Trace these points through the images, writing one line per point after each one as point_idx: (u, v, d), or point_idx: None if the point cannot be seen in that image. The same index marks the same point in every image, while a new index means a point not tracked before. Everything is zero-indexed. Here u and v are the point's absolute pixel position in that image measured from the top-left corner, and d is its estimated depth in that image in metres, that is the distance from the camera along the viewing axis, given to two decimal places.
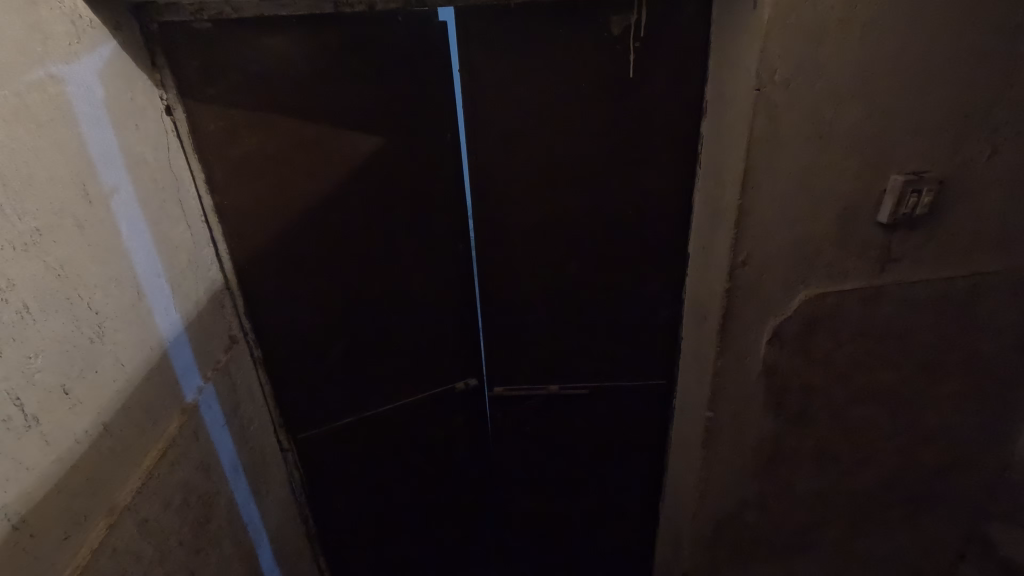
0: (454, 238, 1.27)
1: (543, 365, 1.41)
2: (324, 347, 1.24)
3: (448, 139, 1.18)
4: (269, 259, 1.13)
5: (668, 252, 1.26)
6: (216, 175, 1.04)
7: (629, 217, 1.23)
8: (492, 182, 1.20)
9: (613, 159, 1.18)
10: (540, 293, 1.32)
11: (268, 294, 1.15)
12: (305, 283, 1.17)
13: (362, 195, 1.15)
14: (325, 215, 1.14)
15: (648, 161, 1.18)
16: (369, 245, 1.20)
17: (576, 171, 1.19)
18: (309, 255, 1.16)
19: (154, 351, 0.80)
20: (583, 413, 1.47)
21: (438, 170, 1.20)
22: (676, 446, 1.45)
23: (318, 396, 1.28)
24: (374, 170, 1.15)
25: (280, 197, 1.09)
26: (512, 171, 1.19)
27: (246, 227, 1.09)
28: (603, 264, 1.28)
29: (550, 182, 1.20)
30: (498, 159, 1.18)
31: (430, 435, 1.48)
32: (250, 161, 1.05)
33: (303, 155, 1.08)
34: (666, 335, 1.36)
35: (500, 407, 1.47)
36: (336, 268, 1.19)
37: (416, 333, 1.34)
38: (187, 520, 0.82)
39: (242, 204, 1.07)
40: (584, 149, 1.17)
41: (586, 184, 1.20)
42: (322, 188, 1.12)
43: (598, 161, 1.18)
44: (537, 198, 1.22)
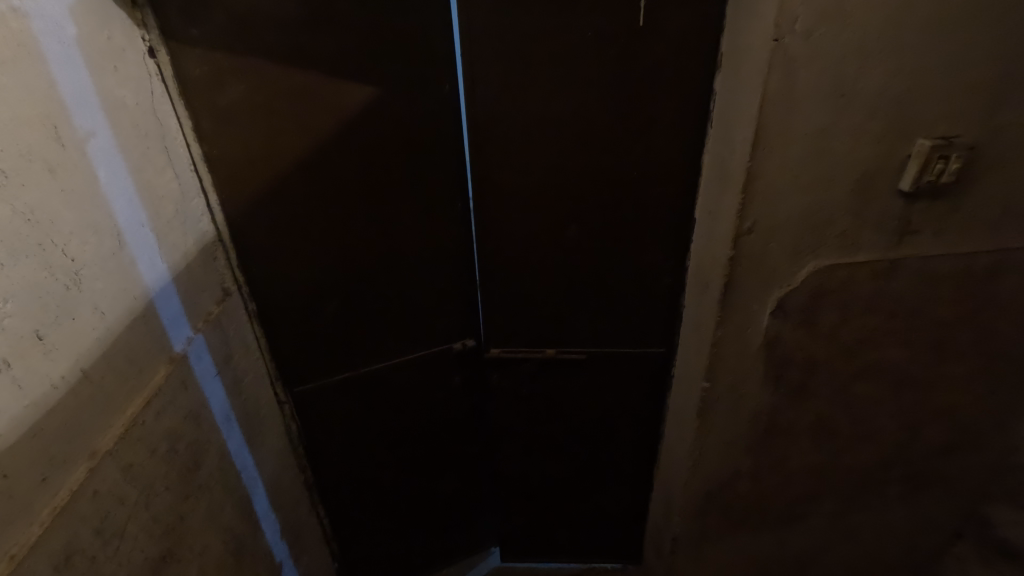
0: (452, 196, 1.24)
1: (541, 328, 1.39)
2: (318, 302, 1.24)
3: (446, 92, 1.12)
4: (261, 212, 1.11)
5: (673, 216, 1.21)
6: (203, 123, 1.01)
7: (634, 178, 1.18)
8: (491, 138, 1.16)
9: (618, 116, 1.12)
10: (539, 256, 1.29)
11: (261, 247, 1.14)
12: (298, 237, 1.16)
13: (355, 147, 1.12)
14: (317, 168, 1.11)
15: (655, 118, 1.11)
16: (365, 200, 1.18)
17: (580, 128, 1.13)
18: (302, 209, 1.14)
19: (138, 301, 0.80)
20: (580, 378, 1.46)
21: (435, 123, 1.15)
22: (673, 414, 1.44)
23: (314, 351, 1.29)
24: (369, 122, 1.11)
25: (270, 147, 1.06)
26: (513, 127, 1.14)
27: (236, 178, 1.06)
28: (604, 227, 1.24)
29: (552, 138, 1.15)
30: (497, 112, 1.13)
31: (427, 393, 1.49)
32: (238, 108, 1.01)
33: (292, 103, 1.04)
34: (668, 302, 1.32)
35: (496, 369, 1.47)
36: (330, 222, 1.17)
37: (412, 291, 1.33)
38: (175, 466, 0.84)
39: (231, 154, 1.04)
40: (588, 104, 1.11)
41: (590, 143, 1.15)
42: (313, 139, 1.08)
43: (602, 118, 1.12)
44: (538, 155, 1.17)
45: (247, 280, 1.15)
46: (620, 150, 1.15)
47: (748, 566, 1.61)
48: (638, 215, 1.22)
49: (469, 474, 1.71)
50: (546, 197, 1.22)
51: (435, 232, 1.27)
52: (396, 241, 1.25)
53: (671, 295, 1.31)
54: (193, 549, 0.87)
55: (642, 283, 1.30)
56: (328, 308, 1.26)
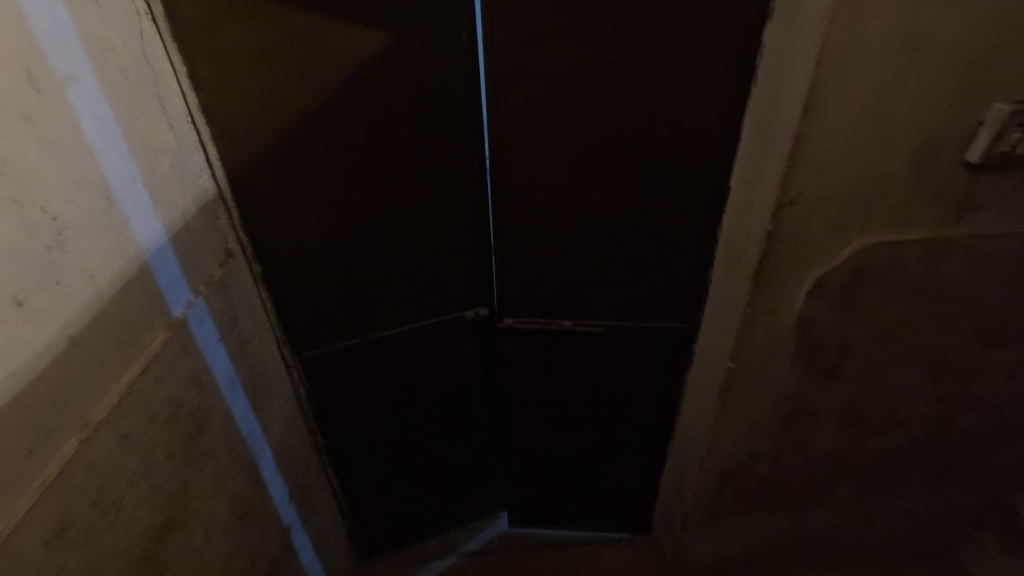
0: (467, 155, 1.16)
1: (558, 298, 1.33)
2: (326, 265, 1.19)
3: (462, 40, 1.02)
4: (265, 168, 1.05)
5: (705, 183, 1.12)
6: (199, 69, 0.93)
7: (665, 140, 1.08)
8: (511, 92, 1.06)
9: (653, 70, 1.01)
10: (558, 222, 1.22)
11: (265, 205, 1.08)
12: (304, 196, 1.10)
13: (364, 99, 1.04)
14: (324, 122, 1.04)
15: (694, 73, 1.01)
16: (374, 158, 1.11)
17: (609, 83, 1.03)
18: (308, 166, 1.07)
19: (131, 264, 0.75)
20: (596, 351, 1.40)
21: (451, 74, 1.06)
22: (691, 391, 1.39)
23: (322, 315, 1.25)
24: (378, 72, 1.02)
25: (272, 98, 0.99)
26: (535, 80, 1.05)
27: (237, 131, 1.00)
28: (630, 194, 1.15)
29: (577, 94, 1.05)
30: (519, 64, 1.03)
31: (438, 360, 1.45)
32: (237, 54, 0.93)
33: (296, 49, 0.96)
34: (694, 276, 1.24)
35: (510, 340, 1.42)
36: (338, 182, 1.11)
37: (424, 256, 1.27)
38: (177, 434, 0.82)
39: (232, 105, 0.97)
40: (620, 56, 1.00)
41: (619, 100, 1.05)
42: (319, 90, 1.00)
43: (635, 72, 1.02)
44: (561, 113, 1.08)
45: (251, 240, 1.10)
46: (652, 108, 1.05)
47: (759, 543, 1.60)
48: (667, 181, 1.13)
49: (478, 440, 1.69)
50: (568, 159, 1.13)
51: (448, 194, 1.20)
52: (407, 203, 1.18)
53: (697, 268, 1.23)
54: (197, 515, 0.86)
55: (667, 255, 1.22)
56: (336, 272, 1.21)
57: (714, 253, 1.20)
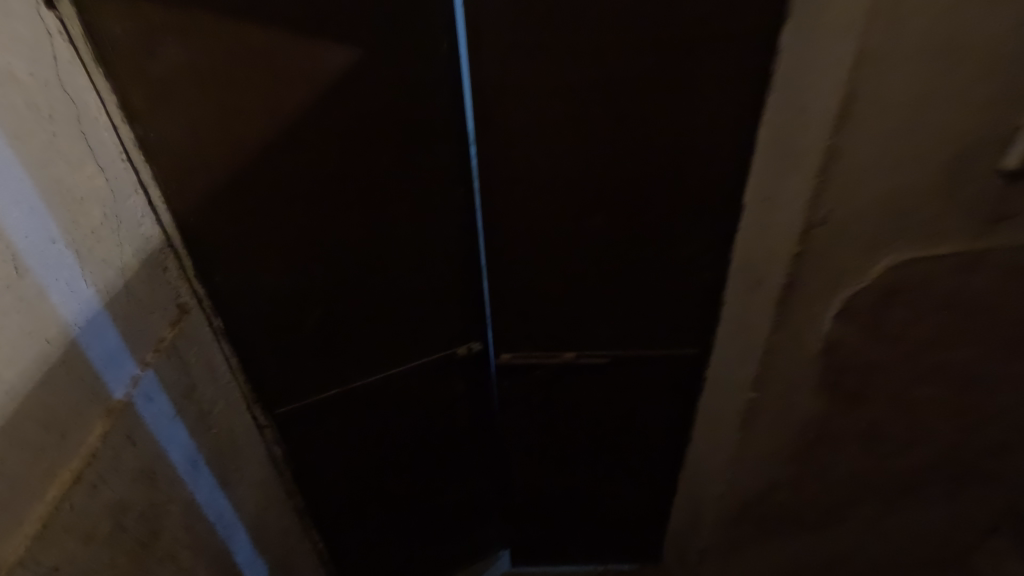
0: (452, 181, 1.04)
1: (558, 330, 1.22)
2: (298, 311, 1.05)
3: (443, 54, 0.90)
4: (219, 208, 0.90)
5: (716, 200, 1.02)
6: (131, 97, 0.78)
7: (671, 156, 0.98)
8: (499, 110, 0.95)
9: (656, 81, 0.91)
10: (556, 249, 1.11)
11: (222, 250, 0.93)
12: (269, 237, 0.96)
13: (333, 124, 0.91)
14: (287, 151, 0.90)
15: (702, 83, 0.91)
16: (348, 189, 0.97)
17: (608, 97, 0.93)
18: (270, 203, 0.93)
19: (51, 347, 0.61)
20: (601, 383, 1.30)
21: (430, 93, 0.94)
22: (705, 419, 1.30)
23: (297, 366, 1.11)
24: (347, 93, 0.89)
25: (223, 127, 0.84)
26: (526, 96, 0.93)
27: (184, 167, 0.85)
28: (634, 215, 1.05)
29: (574, 109, 0.94)
30: (507, 79, 0.92)
31: (428, 403, 1.32)
32: (177, 78, 0.79)
33: (247, 70, 0.82)
34: (704, 298, 1.15)
35: (507, 376, 1.29)
36: (307, 218, 0.97)
37: (409, 292, 1.14)
38: (122, 545, 0.68)
39: (174, 137, 0.82)
40: (620, 66, 0.90)
41: (620, 114, 0.95)
42: (278, 115, 0.87)
43: (637, 83, 0.91)
44: (557, 130, 0.97)
45: (209, 291, 0.95)
46: (656, 123, 0.95)
47: (778, 569, 1.52)
48: (674, 200, 1.03)
49: (475, 482, 1.56)
50: (566, 180, 1.02)
51: (432, 223, 1.08)
52: (388, 237, 1.05)
53: (707, 290, 1.14)
54: None
55: (677, 278, 1.13)
56: (309, 318, 1.07)
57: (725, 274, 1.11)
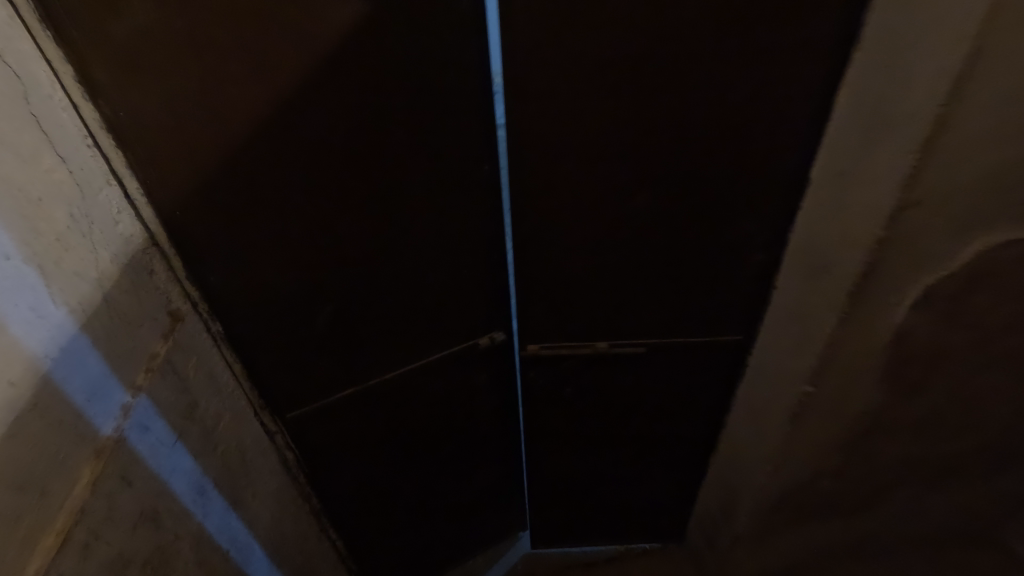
0: (476, 158, 0.92)
1: (592, 320, 1.11)
2: (307, 310, 0.94)
3: (467, 9, 0.77)
4: (213, 199, 0.77)
5: (778, 176, 0.90)
6: (100, 66, 0.65)
7: (729, 126, 0.86)
8: (533, 74, 0.82)
9: (719, 37, 0.78)
10: (592, 231, 0.99)
11: (218, 247, 0.81)
12: (269, 228, 0.83)
13: (341, 95, 0.78)
14: (290, 130, 0.77)
15: (774, 39, 0.78)
16: (358, 170, 0.85)
17: (660, 56, 0.80)
18: (272, 190, 0.81)
19: (17, 391, 0.50)
20: (635, 373, 1.21)
21: (451, 56, 0.80)
22: (745, 407, 1.22)
23: (309, 366, 1.01)
24: (358, 57, 0.76)
25: (212, 102, 0.71)
26: (565, 57, 0.80)
27: (169, 150, 0.72)
28: (680, 192, 0.94)
29: (619, 71, 0.82)
30: (544, 36, 0.79)
31: (448, 397, 1.23)
32: (154, 43, 0.66)
33: (240, 32, 0.69)
34: (754, 284, 1.04)
35: (534, 369, 1.20)
36: (314, 206, 0.85)
37: (428, 282, 1.03)
38: None
39: (154, 115, 0.69)
40: (678, 19, 0.77)
41: (673, 76, 0.82)
42: (277, 87, 0.74)
43: (697, 40, 0.78)
44: (598, 97, 0.84)
45: (206, 292, 0.83)
46: (711, 86, 0.83)
47: (810, 551, 1.48)
48: (729, 176, 0.91)
49: (496, 471, 1.50)
50: (605, 153, 0.90)
51: (454, 206, 0.96)
52: (404, 223, 0.94)
53: (757, 275, 1.03)
54: None
55: (723, 261, 1.02)
56: (320, 316, 0.96)
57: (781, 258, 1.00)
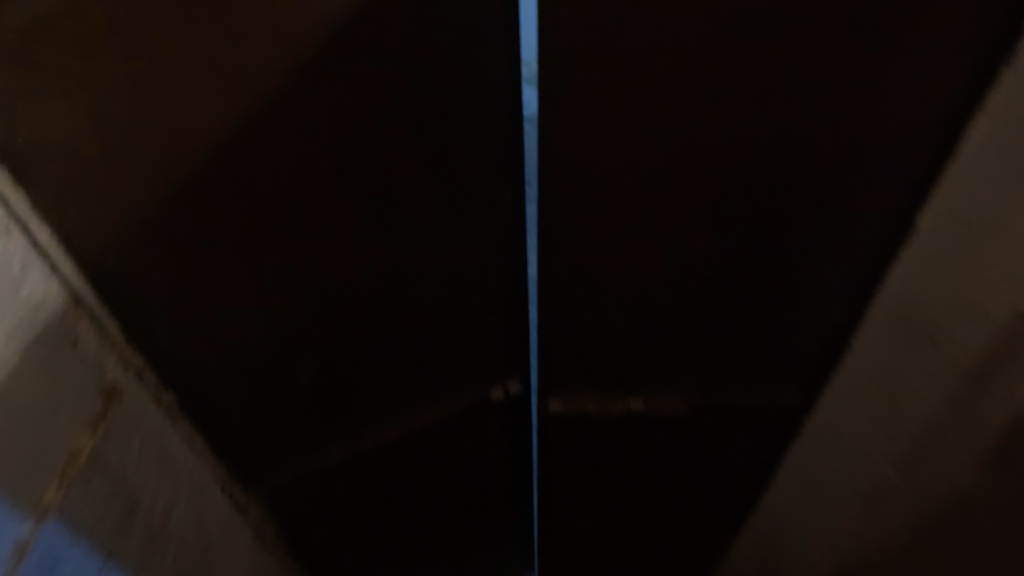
0: (500, 183, 0.74)
1: (628, 372, 0.94)
2: (287, 365, 0.78)
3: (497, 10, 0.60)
4: (167, 236, 0.61)
5: (870, 217, 0.73)
6: (6, 69, 0.49)
7: (816, 153, 0.69)
8: (579, 86, 0.65)
9: (818, 42, 0.61)
10: (634, 274, 0.83)
11: (175, 294, 0.64)
12: (243, 272, 0.68)
13: (333, 105, 0.61)
14: (268, 148, 0.61)
15: (886, 47, 0.61)
16: (352, 198, 0.68)
17: (742, 67, 0.63)
18: (243, 222, 0.65)
19: None
20: (674, 435, 1.03)
21: (474, 69, 0.64)
22: (797, 476, 1.05)
23: (291, 431, 0.84)
24: (355, 56, 0.59)
25: (164, 116, 0.55)
26: (620, 65, 0.63)
27: (108, 173, 0.56)
28: (747, 231, 0.77)
29: (688, 85, 0.65)
30: (595, 39, 0.61)
31: (454, 460, 1.05)
32: (78, 51, 0.50)
33: (207, 32, 0.53)
34: (819, 337, 0.88)
35: (556, 428, 1.02)
36: (296, 239, 0.69)
37: (435, 331, 0.87)
38: None
39: (81, 139, 0.54)
40: (771, 19, 0.60)
41: (755, 93, 0.65)
42: (250, 94, 0.57)
43: (790, 47, 0.61)
44: (657, 115, 0.67)
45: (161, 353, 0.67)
46: (798, 112, 0.66)
47: None
48: (810, 214, 0.74)
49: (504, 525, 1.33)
50: (658, 183, 0.73)
51: (468, 241, 0.79)
52: (408, 260, 0.77)
53: (827, 328, 0.86)
54: None
55: (790, 315, 0.86)
56: (302, 370, 0.80)
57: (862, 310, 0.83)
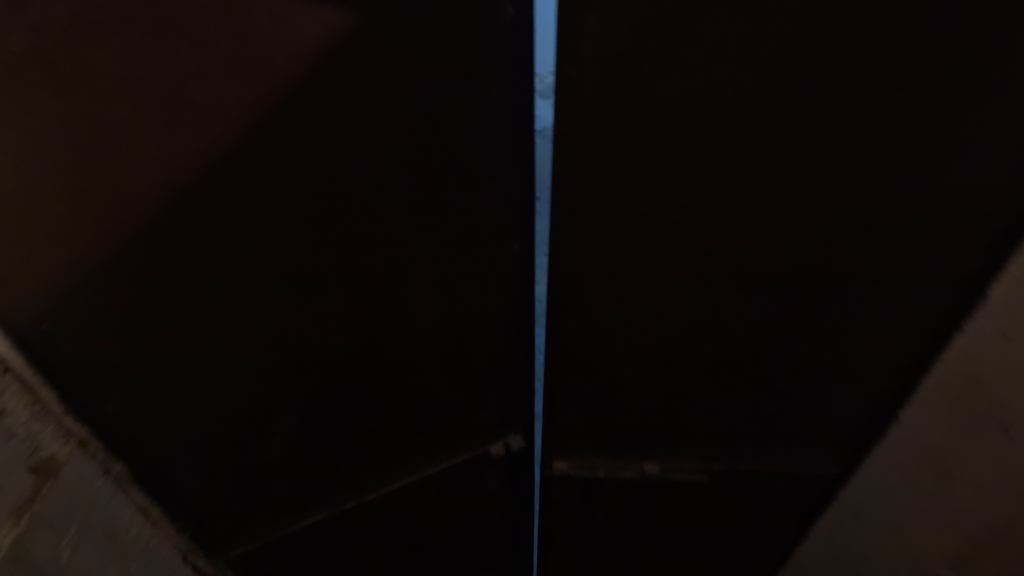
0: (507, 231, 0.66)
1: (642, 434, 0.85)
2: (262, 424, 0.70)
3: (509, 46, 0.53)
4: (125, 285, 0.55)
5: (923, 279, 0.65)
6: None
7: (868, 210, 0.60)
8: (597, 127, 0.57)
9: (881, 88, 0.52)
10: (651, 328, 0.74)
11: (134, 343, 0.58)
12: (206, 327, 0.60)
13: (318, 147, 0.53)
14: (242, 194, 0.54)
15: (955, 102, 0.53)
16: (339, 249, 0.60)
17: (789, 114, 0.54)
18: (212, 274, 0.57)
19: None
20: (689, 503, 0.93)
21: (475, 107, 0.56)
22: (824, 556, 0.94)
23: (263, 494, 0.76)
24: (345, 93, 0.51)
25: (119, 154, 0.49)
26: (647, 106, 0.55)
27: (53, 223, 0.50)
28: (784, 290, 0.68)
29: (725, 132, 0.56)
30: (618, 77, 0.53)
31: (446, 520, 0.95)
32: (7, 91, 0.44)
33: (164, 69, 0.46)
34: (860, 406, 0.78)
35: (560, 491, 0.93)
36: (274, 292, 0.61)
37: (427, 386, 0.78)
38: None
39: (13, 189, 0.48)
40: (828, 61, 0.51)
41: (801, 142, 0.56)
42: (221, 135, 0.50)
43: (847, 92, 0.53)
44: (689, 164, 0.59)
45: (117, 406, 0.61)
46: (848, 168, 0.58)
47: None
48: (855, 274, 0.66)
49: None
50: (685, 237, 0.65)
51: (469, 291, 0.70)
52: (401, 313, 0.69)
53: (867, 396, 0.77)
54: None
55: (823, 382, 0.77)
56: (280, 429, 0.72)
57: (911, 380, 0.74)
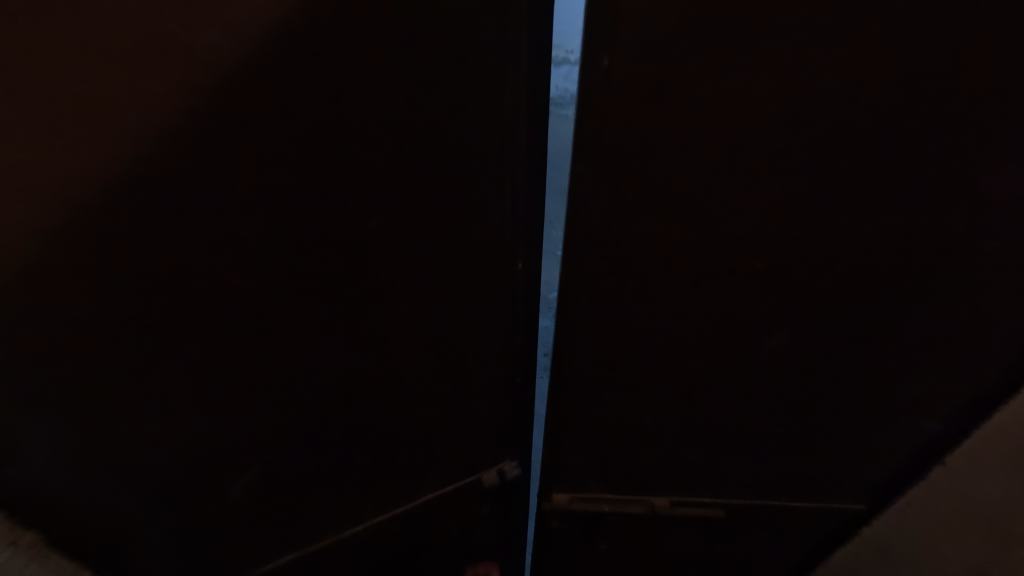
0: (508, 242, 0.58)
1: (652, 467, 0.77)
2: (223, 465, 0.60)
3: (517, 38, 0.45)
4: (38, 324, 0.44)
5: (981, 314, 0.57)
6: None
7: (929, 245, 0.52)
8: (614, 128, 0.48)
9: (965, 97, 0.43)
10: (670, 360, 0.65)
11: (50, 386, 0.47)
12: (147, 362, 0.50)
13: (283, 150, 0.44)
14: (188, 207, 0.44)
15: None
16: (312, 266, 0.51)
17: (850, 124, 0.46)
18: (157, 301, 0.47)
19: None
20: (696, 540, 0.86)
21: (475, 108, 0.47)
22: None
23: (220, 540, 0.66)
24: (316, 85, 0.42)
25: (12, 163, 0.37)
26: (676, 107, 0.46)
27: None
28: (824, 323, 0.60)
29: (771, 143, 0.47)
30: (651, 69, 0.44)
31: (430, 554, 0.86)
32: None
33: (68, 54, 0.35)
34: (895, 449, 0.71)
35: (557, 524, 0.84)
36: (234, 318, 0.51)
37: (414, 417, 0.69)
38: None
39: None
40: (903, 62, 0.42)
41: (862, 156, 0.47)
42: (158, 135, 0.40)
43: (921, 101, 0.44)
44: (726, 177, 0.50)
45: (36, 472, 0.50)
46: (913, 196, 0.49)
47: None
48: (906, 307, 0.57)
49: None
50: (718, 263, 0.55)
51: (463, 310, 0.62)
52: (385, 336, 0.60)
53: (904, 438, 0.69)
54: None
55: (856, 422, 0.69)
56: (245, 470, 0.62)
57: (951, 420, 0.66)
